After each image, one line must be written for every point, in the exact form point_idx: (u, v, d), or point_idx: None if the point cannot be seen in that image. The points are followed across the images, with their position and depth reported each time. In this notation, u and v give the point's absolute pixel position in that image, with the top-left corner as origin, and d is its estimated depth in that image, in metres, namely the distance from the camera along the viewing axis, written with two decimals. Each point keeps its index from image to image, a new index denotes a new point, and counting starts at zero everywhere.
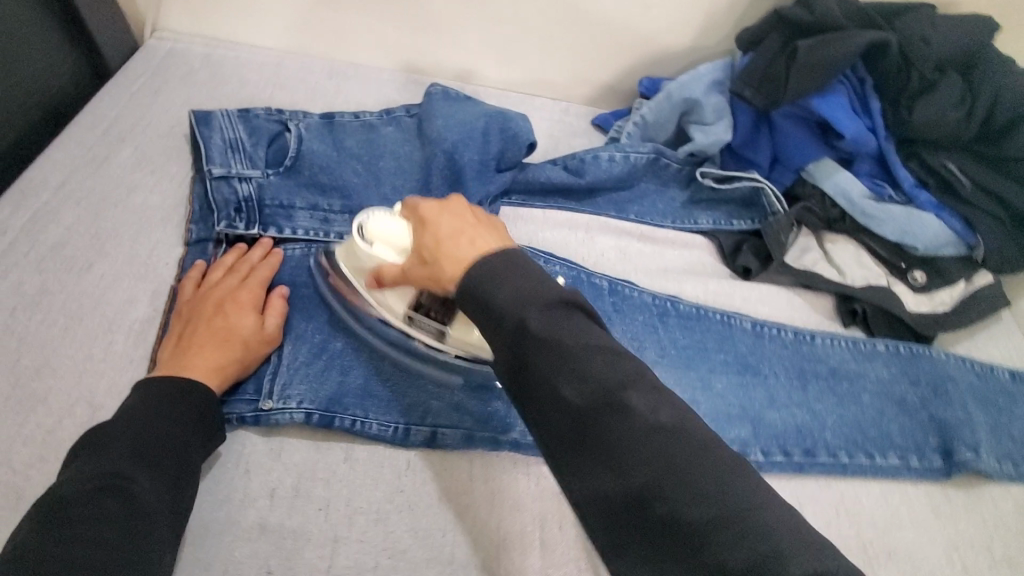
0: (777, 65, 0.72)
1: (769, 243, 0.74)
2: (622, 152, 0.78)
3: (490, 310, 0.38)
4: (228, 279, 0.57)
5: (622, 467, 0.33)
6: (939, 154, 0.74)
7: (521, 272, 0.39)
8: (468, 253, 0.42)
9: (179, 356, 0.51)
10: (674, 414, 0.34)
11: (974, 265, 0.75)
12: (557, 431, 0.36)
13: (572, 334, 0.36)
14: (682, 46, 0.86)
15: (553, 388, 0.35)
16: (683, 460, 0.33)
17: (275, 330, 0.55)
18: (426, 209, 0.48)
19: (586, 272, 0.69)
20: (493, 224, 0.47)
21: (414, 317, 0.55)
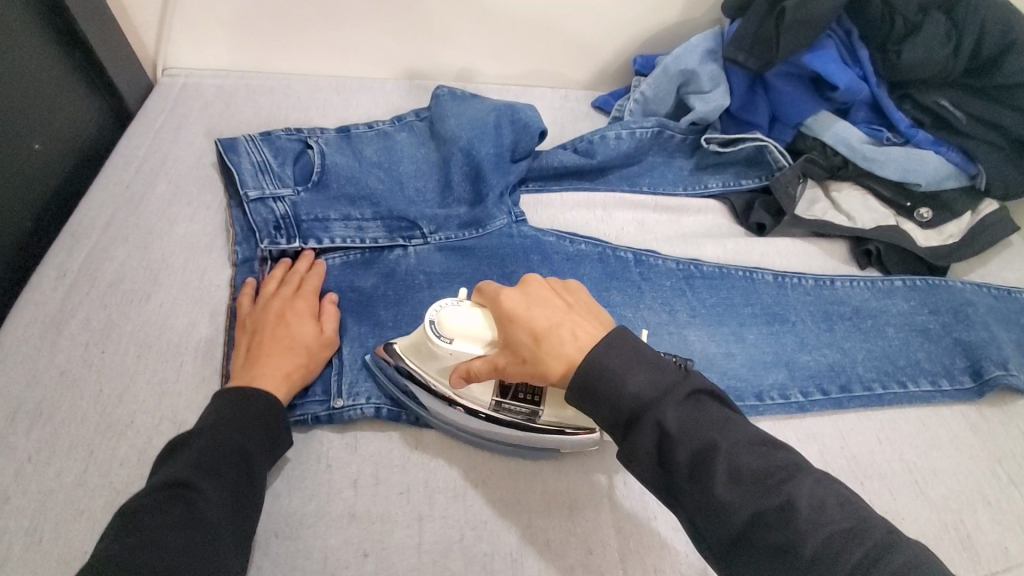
0: (766, 28, 0.75)
1: (779, 197, 0.77)
2: (628, 130, 0.81)
3: (624, 409, 0.43)
4: (282, 291, 0.61)
5: (786, 558, 0.37)
6: (930, 93, 0.77)
7: (625, 347, 0.45)
8: (568, 350, 0.46)
9: (251, 365, 0.54)
10: (822, 498, 0.38)
11: (976, 194, 0.79)
12: (715, 530, 0.39)
13: (713, 432, 0.41)
14: (671, 20, 0.89)
15: (705, 488, 0.40)
16: (842, 538, 0.36)
17: (333, 335, 0.59)
18: (511, 297, 0.50)
19: (610, 247, 0.73)
20: (578, 304, 0.51)
21: (504, 403, 0.54)
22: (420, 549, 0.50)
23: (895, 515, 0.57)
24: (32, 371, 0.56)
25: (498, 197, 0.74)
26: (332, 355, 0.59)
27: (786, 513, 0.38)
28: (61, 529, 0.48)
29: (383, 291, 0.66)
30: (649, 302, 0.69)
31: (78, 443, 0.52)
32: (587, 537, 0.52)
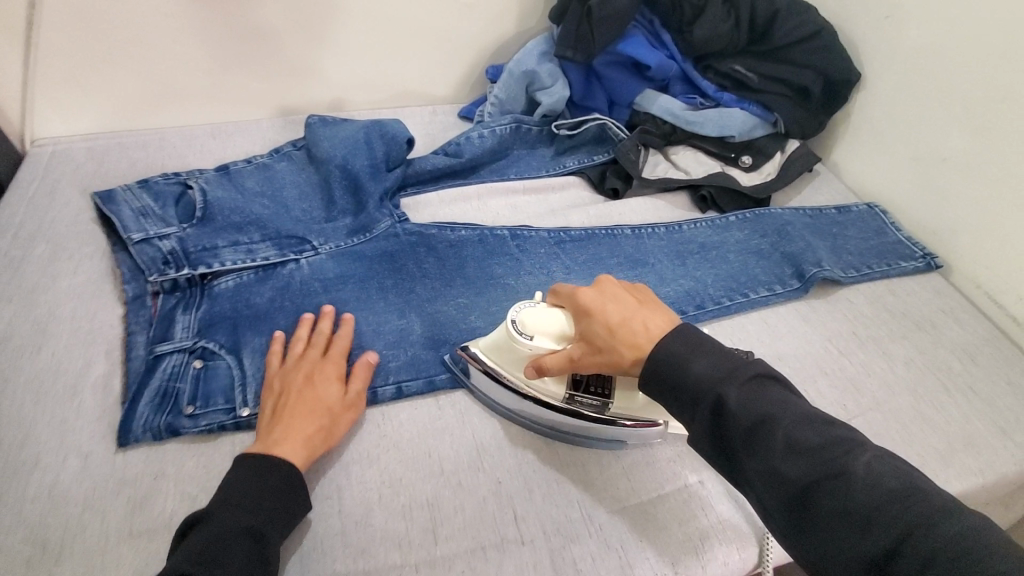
0: (583, 26, 0.88)
1: (624, 163, 0.90)
2: (488, 129, 0.91)
3: (684, 391, 0.47)
4: (308, 351, 0.61)
5: (854, 535, 0.40)
6: (726, 62, 0.94)
7: (713, 351, 0.48)
8: (643, 338, 0.51)
9: (278, 428, 0.54)
10: (899, 476, 0.41)
11: (782, 137, 0.96)
12: (776, 499, 0.43)
13: (774, 409, 0.45)
14: (510, 34, 1.02)
15: (767, 460, 0.43)
16: (929, 531, 0.38)
17: (355, 399, 0.59)
18: (586, 296, 0.56)
19: (488, 229, 0.81)
20: (653, 303, 0.55)
21: (577, 394, 0.59)
22: (342, 514, 0.54)
23: None
24: None
25: (377, 202, 0.80)
26: (355, 416, 0.59)
27: (856, 491, 0.41)
28: None
29: (280, 303, 0.70)
30: (529, 269, 0.78)
31: None
32: (496, 471, 0.58)
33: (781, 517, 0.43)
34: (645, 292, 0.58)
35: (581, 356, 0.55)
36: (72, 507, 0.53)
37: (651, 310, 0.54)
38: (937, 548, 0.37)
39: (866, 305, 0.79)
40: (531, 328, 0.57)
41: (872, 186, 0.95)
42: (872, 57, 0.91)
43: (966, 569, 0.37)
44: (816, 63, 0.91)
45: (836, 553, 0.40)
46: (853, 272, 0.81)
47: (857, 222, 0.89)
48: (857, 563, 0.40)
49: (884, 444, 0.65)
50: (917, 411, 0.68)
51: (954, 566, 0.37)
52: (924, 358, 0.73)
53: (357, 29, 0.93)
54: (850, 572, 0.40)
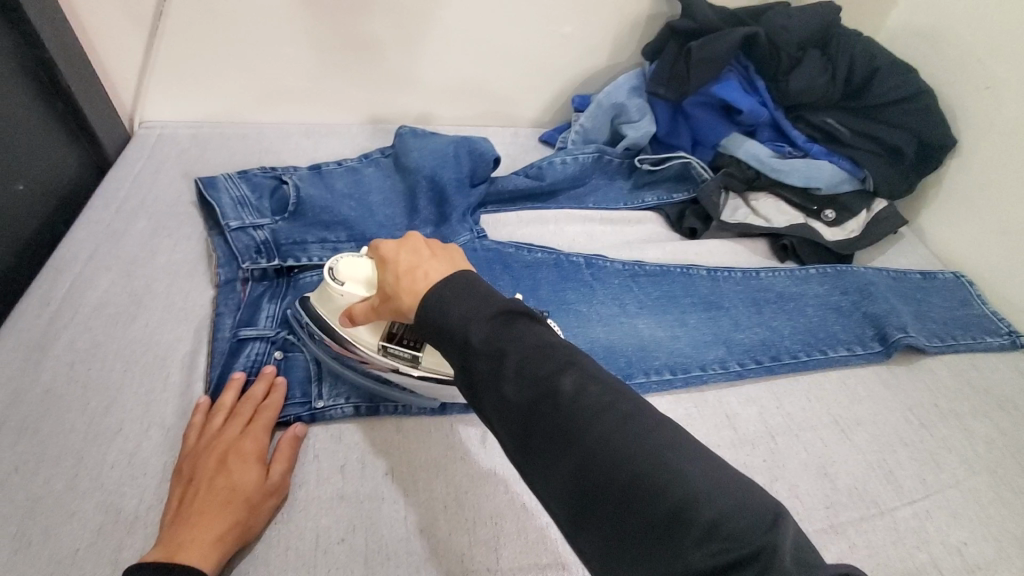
0: (678, 66, 0.90)
1: (706, 205, 0.89)
2: (572, 156, 0.92)
3: (442, 331, 0.42)
4: (229, 427, 0.56)
5: (558, 458, 0.37)
6: (818, 114, 0.93)
7: (467, 290, 0.44)
8: (421, 285, 0.46)
9: (178, 529, 0.48)
10: (604, 393, 0.38)
11: (869, 195, 0.94)
12: (509, 428, 0.40)
13: (513, 342, 0.40)
14: (601, 66, 1.03)
15: (496, 389, 0.40)
16: (637, 443, 0.36)
17: (276, 485, 0.54)
18: (386, 248, 0.51)
19: (565, 254, 0.81)
20: (445, 253, 0.49)
21: (390, 345, 0.58)
22: (407, 520, 0.55)
23: (825, 458, 0.65)
24: (21, 390, 0.59)
25: (460, 215, 0.82)
26: (275, 505, 0.53)
27: (581, 410, 0.37)
28: (56, 531, 0.51)
29: None
30: (603, 298, 0.78)
31: (68, 453, 0.55)
32: None
33: (512, 442, 0.40)
34: (453, 251, 0.51)
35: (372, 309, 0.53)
36: (150, 478, 0.55)
37: (443, 259, 0.48)
38: (601, 460, 0.36)
39: (950, 377, 0.75)
40: (342, 274, 0.57)
41: (959, 254, 0.92)
42: (971, 125, 0.89)
43: (626, 477, 0.35)
44: (912, 124, 0.89)
45: (556, 473, 0.38)
46: (939, 342, 0.78)
47: (942, 291, 0.86)
48: (560, 487, 0.37)
49: (965, 525, 0.61)
50: (1001, 497, 0.64)
51: (640, 488, 0.35)
52: (1012, 442, 0.69)
53: (453, 50, 0.97)
54: (568, 491, 0.37)
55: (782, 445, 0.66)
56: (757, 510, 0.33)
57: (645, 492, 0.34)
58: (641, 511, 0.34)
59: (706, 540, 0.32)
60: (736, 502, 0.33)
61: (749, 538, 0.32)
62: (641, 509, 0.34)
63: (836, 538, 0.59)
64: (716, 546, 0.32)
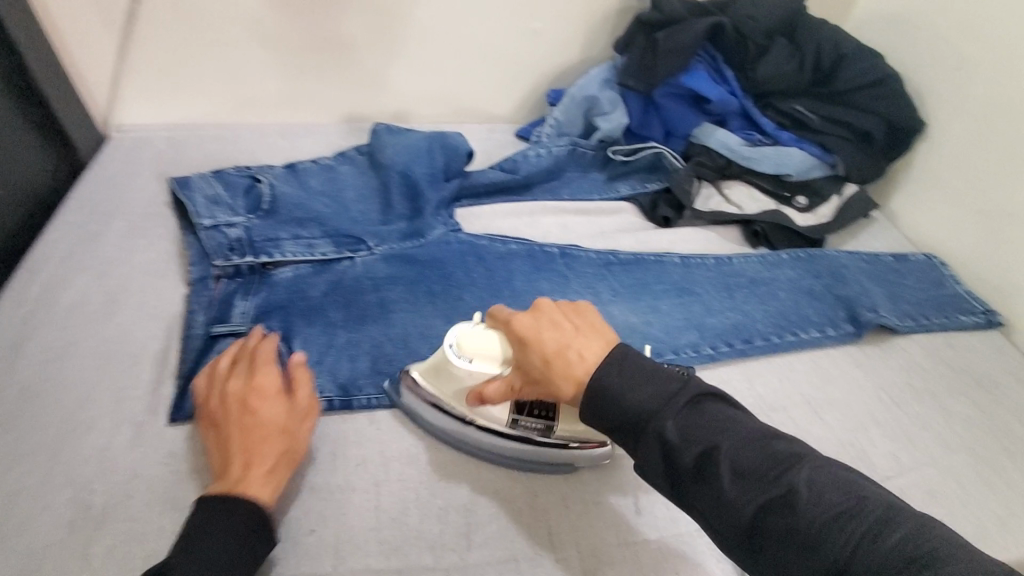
0: (647, 58, 0.92)
1: (678, 193, 0.91)
2: (545, 149, 0.94)
3: (626, 422, 0.48)
4: (235, 375, 0.57)
5: (803, 556, 0.41)
6: (787, 101, 0.95)
7: (647, 377, 0.48)
8: (577, 369, 0.50)
9: (225, 467, 0.52)
10: (815, 480, 0.43)
11: (840, 180, 0.95)
12: (732, 533, 0.44)
13: (709, 432, 0.46)
14: (573, 60, 1.05)
15: (714, 492, 0.44)
16: (859, 536, 0.40)
17: (299, 415, 0.56)
18: (521, 323, 0.55)
19: (538, 245, 0.82)
20: (587, 325, 0.54)
21: (520, 419, 0.59)
22: (378, 509, 0.55)
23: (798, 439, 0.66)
24: None
25: (433, 210, 0.82)
26: (308, 428, 0.57)
27: (805, 510, 0.42)
28: (25, 526, 0.51)
29: (333, 297, 0.71)
30: (576, 287, 0.78)
31: (39, 449, 0.55)
32: (533, 484, 0.59)
33: (737, 545, 0.44)
34: (586, 311, 0.56)
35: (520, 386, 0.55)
36: (121, 473, 0.55)
37: (587, 334, 0.53)
38: (868, 556, 0.39)
39: (922, 356, 0.76)
40: (469, 349, 0.57)
41: (930, 237, 0.93)
42: (938, 109, 0.90)
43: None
44: (879, 109, 0.91)
45: (790, 570, 0.42)
46: (911, 322, 0.78)
47: (915, 273, 0.87)
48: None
49: (938, 500, 0.62)
50: (975, 472, 0.64)
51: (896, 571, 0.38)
52: (984, 418, 0.70)
53: (428, 47, 0.97)
54: None
55: None
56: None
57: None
58: None
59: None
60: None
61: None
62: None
63: None
64: None
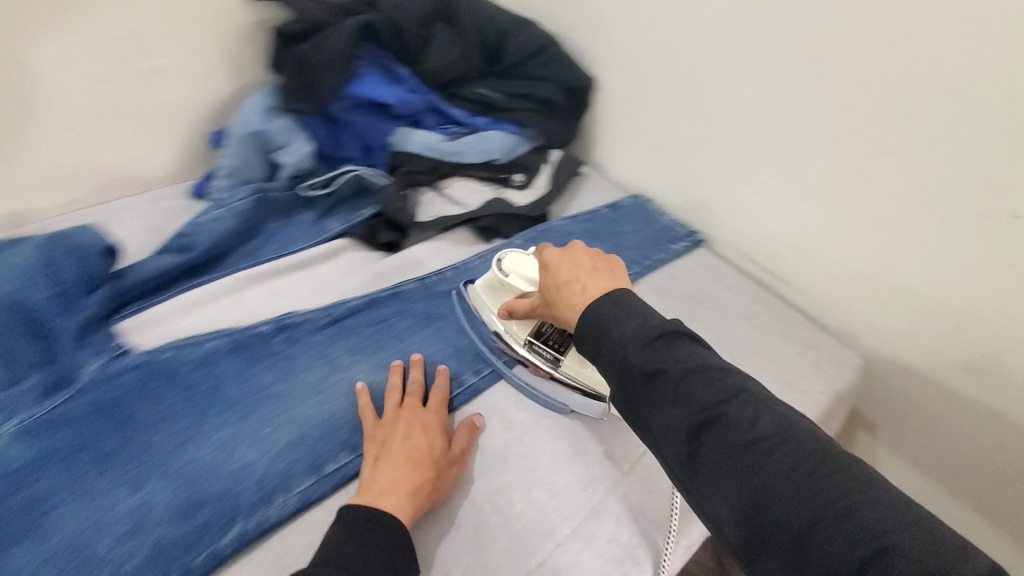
0: (301, 74, 0.81)
1: (393, 212, 0.82)
2: (224, 207, 0.77)
3: (608, 347, 0.50)
4: (409, 402, 0.62)
5: (732, 475, 0.43)
6: (470, 87, 0.92)
7: (628, 309, 0.52)
8: (579, 297, 0.56)
9: (382, 482, 0.54)
10: (775, 425, 0.44)
11: (544, 149, 0.97)
12: (674, 452, 0.46)
13: (673, 362, 0.48)
14: (228, 91, 0.88)
15: (661, 416, 0.47)
16: (802, 479, 0.41)
17: (459, 454, 0.58)
18: (548, 254, 0.61)
19: (243, 328, 0.68)
20: (600, 264, 0.59)
21: (535, 344, 0.67)
22: None
23: (575, 437, 0.63)
24: None
25: (75, 341, 0.62)
26: (460, 470, 0.58)
27: (751, 446, 0.43)
28: None
29: None
30: (308, 364, 0.66)
31: None
32: None
33: (678, 466, 0.46)
34: (612, 261, 0.60)
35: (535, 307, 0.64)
36: None
37: (603, 275, 0.58)
38: (800, 494, 0.41)
39: (654, 296, 0.81)
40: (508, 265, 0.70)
41: (632, 179, 1.00)
42: (599, 63, 0.95)
43: (811, 516, 0.40)
44: (551, 74, 0.92)
45: (723, 499, 0.43)
46: (635, 267, 0.84)
47: (628, 217, 0.93)
48: (738, 502, 0.43)
49: None
50: None
51: (834, 514, 0.39)
52: (712, 335, 0.77)
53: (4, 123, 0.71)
54: (744, 521, 0.42)
55: (531, 445, 0.62)
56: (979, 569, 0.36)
57: (837, 522, 0.39)
58: (836, 543, 0.38)
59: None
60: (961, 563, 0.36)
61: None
62: (835, 551, 0.38)
63: (601, 518, 0.57)
64: None
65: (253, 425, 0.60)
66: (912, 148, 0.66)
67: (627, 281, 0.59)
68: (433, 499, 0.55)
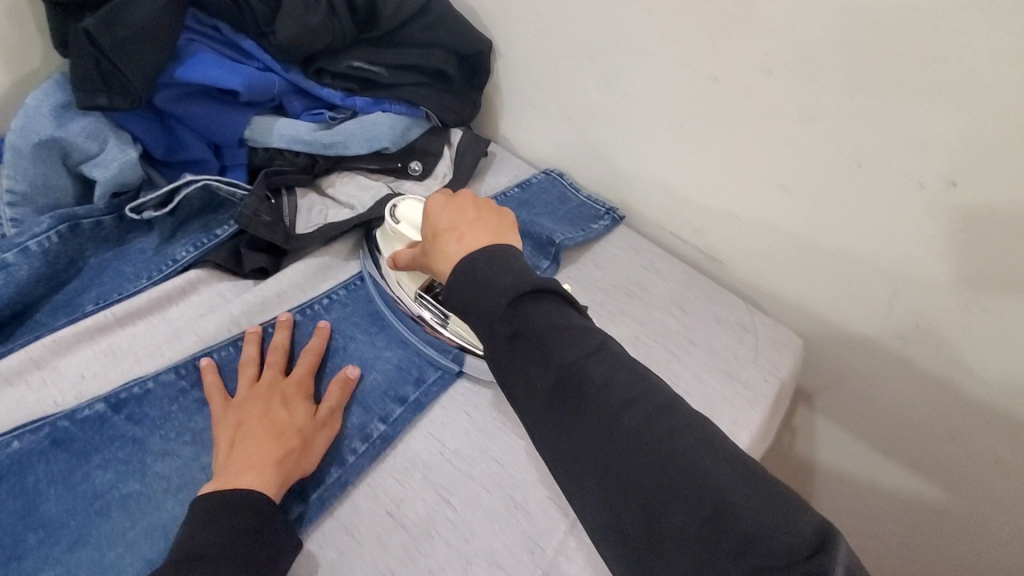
0: (97, 60, 0.60)
1: (257, 231, 0.65)
2: (13, 249, 0.58)
3: (472, 303, 0.43)
4: (266, 376, 0.56)
5: (586, 443, 0.38)
6: (341, 60, 0.75)
7: (503, 260, 0.45)
8: (456, 250, 0.49)
9: (237, 456, 0.49)
10: (633, 387, 0.38)
11: (443, 128, 0.83)
12: (535, 415, 0.40)
13: (540, 323, 0.41)
14: (4, 87, 0.66)
15: (525, 383, 0.40)
16: (667, 457, 0.35)
17: (329, 415, 0.54)
18: (432, 202, 0.55)
19: (64, 413, 0.51)
20: (483, 214, 0.53)
21: (424, 299, 0.63)
22: None
23: (513, 485, 0.53)
24: None
25: None
26: (333, 433, 0.54)
27: (616, 417, 0.37)
28: None
29: None
30: (161, 446, 0.51)
31: None
32: None
33: (543, 434, 0.40)
34: (503, 219, 0.53)
35: (414, 259, 0.57)
36: None
37: (486, 226, 0.51)
38: (654, 462, 0.35)
39: (579, 291, 0.73)
40: (401, 213, 0.63)
41: (544, 153, 0.89)
42: (494, 22, 0.81)
43: (663, 487, 0.35)
44: (440, 41, 0.77)
45: (578, 471, 0.38)
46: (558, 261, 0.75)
47: (541, 197, 0.83)
48: (589, 473, 0.37)
49: None
50: None
51: (696, 501, 0.33)
52: (648, 330, 0.70)
53: None
54: (602, 505, 0.37)
55: (462, 507, 0.51)
56: (802, 547, 0.31)
57: (709, 513, 0.33)
58: (705, 533, 0.33)
59: (740, 553, 0.32)
60: (787, 534, 0.31)
61: (786, 560, 0.31)
62: (672, 516, 0.34)
63: None
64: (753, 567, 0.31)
65: (90, 551, 0.45)
66: (840, 115, 0.61)
67: (510, 235, 0.52)
68: (303, 470, 0.50)
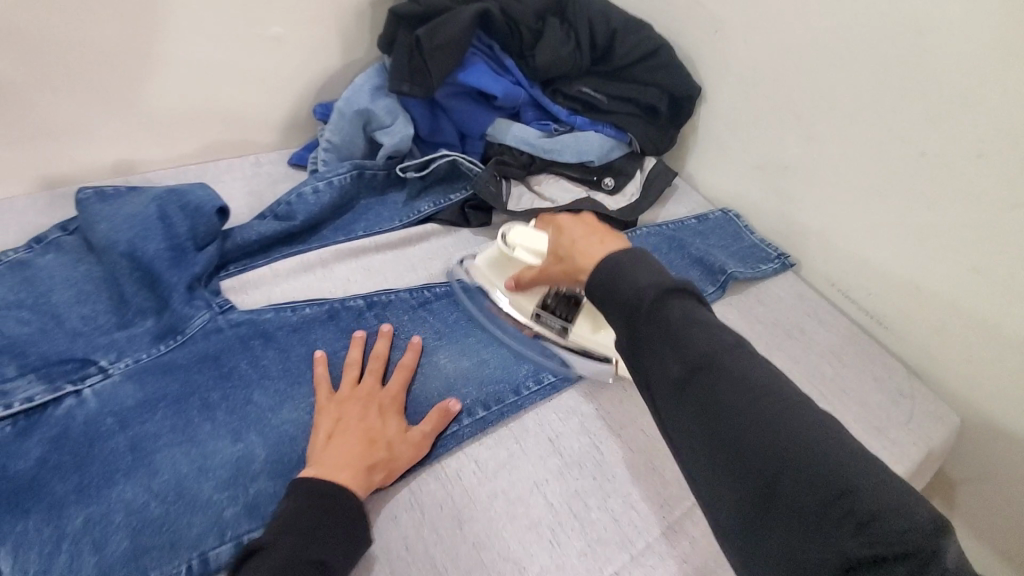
0: (415, 60, 0.81)
1: (483, 196, 0.82)
2: (324, 181, 0.79)
3: (613, 293, 0.48)
4: (366, 382, 0.60)
5: (722, 415, 0.41)
6: (573, 85, 0.91)
7: (638, 258, 0.50)
8: (596, 251, 0.56)
9: (331, 450, 0.54)
10: (762, 375, 0.42)
11: (639, 155, 0.94)
12: (665, 388, 0.44)
13: (675, 314, 0.45)
14: (336, 65, 0.91)
15: (660, 364, 0.44)
16: (790, 442, 0.39)
17: (418, 437, 0.57)
18: (563, 218, 0.62)
19: (338, 300, 0.69)
20: (614, 231, 0.60)
21: (542, 315, 0.70)
22: None
23: (653, 451, 0.62)
24: None
25: (184, 293, 0.64)
26: (416, 456, 0.57)
27: (740, 402, 0.41)
28: None
29: (57, 457, 0.52)
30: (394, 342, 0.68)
31: None
32: None
33: (667, 403, 0.44)
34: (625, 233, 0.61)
35: (546, 271, 0.65)
36: None
37: (614, 238, 0.58)
38: (780, 439, 0.39)
39: (739, 318, 0.79)
40: (512, 240, 0.71)
41: (723, 194, 0.97)
42: (707, 73, 0.92)
43: (794, 464, 0.38)
44: (658, 80, 0.90)
45: (697, 438, 0.42)
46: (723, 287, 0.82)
47: (715, 232, 0.91)
48: (718, 448, 0.41)
49: None
50: None
51: (820, 480, 0.37)
52: (800, 367, 0.74)
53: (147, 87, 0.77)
54: (718, 463, 0.41)
55: (608, 453, 0.61)
56: (918, 524, 0.34)
57: (830, 493, 0.36)
58: (819, 503, 0.37)
59: (863, 533, 0.35)
60: (905, 517, 0.35)
61: (900, 538, 0.34)
62: (798, 494, 0.37)
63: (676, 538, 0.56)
64: (871, 536, 0.35)
65: None
66: None
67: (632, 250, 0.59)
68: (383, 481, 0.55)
